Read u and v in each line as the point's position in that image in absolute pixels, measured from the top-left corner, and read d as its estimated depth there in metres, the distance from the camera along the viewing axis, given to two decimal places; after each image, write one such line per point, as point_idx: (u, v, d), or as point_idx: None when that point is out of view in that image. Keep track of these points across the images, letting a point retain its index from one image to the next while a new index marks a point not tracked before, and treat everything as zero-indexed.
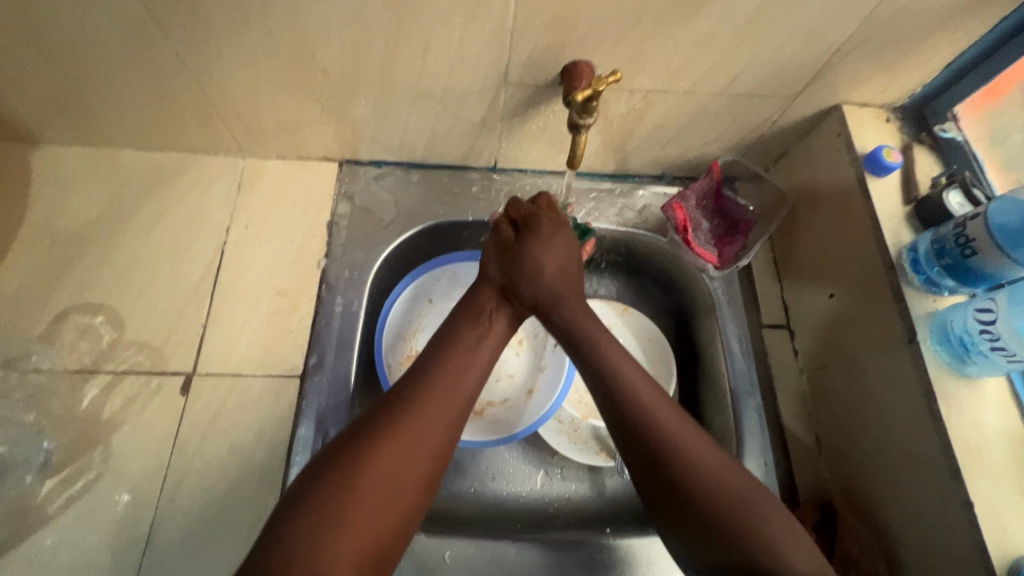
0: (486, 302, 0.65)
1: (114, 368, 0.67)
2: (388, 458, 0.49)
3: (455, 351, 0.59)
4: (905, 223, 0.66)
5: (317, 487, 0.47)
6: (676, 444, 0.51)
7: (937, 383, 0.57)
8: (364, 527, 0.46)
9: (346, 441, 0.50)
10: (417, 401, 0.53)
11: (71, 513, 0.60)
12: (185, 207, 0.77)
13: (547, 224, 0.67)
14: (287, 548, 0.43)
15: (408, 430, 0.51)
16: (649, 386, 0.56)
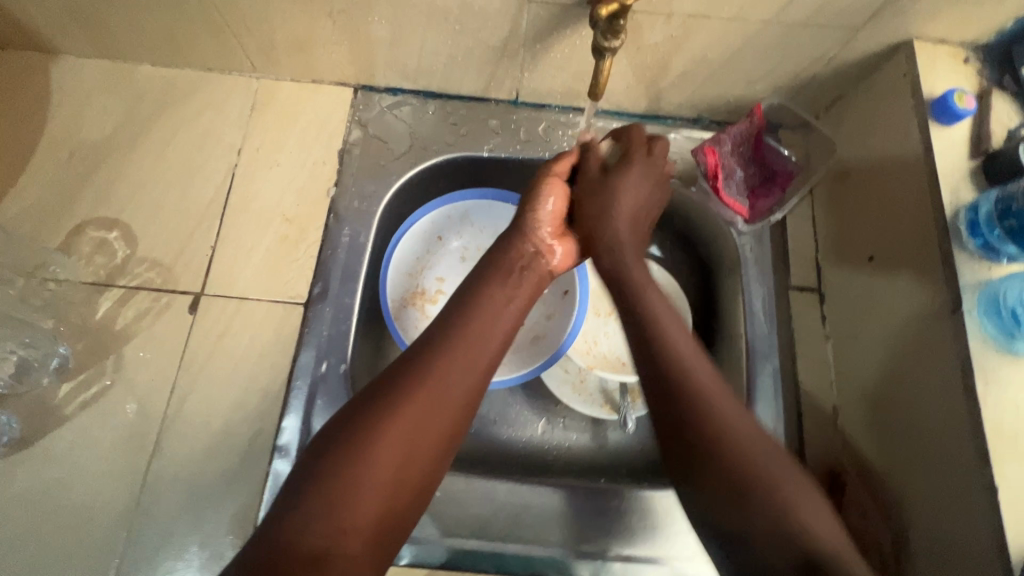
0: (517, 258, 0.62)
1: (126, 283, 0.68)
2: (407, 422, 0.48)
3: (475, 314, 0.56)
4: (968, 179, 0.58)
5: (327, 457, 0.46)
6: (721, 425, 0.50)
7: (976, 359, 0.52)
8: (384, 484, 0.46)
9: (357, 408, 0.49)
10: (431, 371, 0.51)
11: (86, 416, 0.63)
12: (198, 127, 0.76)
13: (641, 163, 0.64)
14: (300, 515, 0.43)
15: (422, 402, 0.49)
16: (686, 338, 0.56)
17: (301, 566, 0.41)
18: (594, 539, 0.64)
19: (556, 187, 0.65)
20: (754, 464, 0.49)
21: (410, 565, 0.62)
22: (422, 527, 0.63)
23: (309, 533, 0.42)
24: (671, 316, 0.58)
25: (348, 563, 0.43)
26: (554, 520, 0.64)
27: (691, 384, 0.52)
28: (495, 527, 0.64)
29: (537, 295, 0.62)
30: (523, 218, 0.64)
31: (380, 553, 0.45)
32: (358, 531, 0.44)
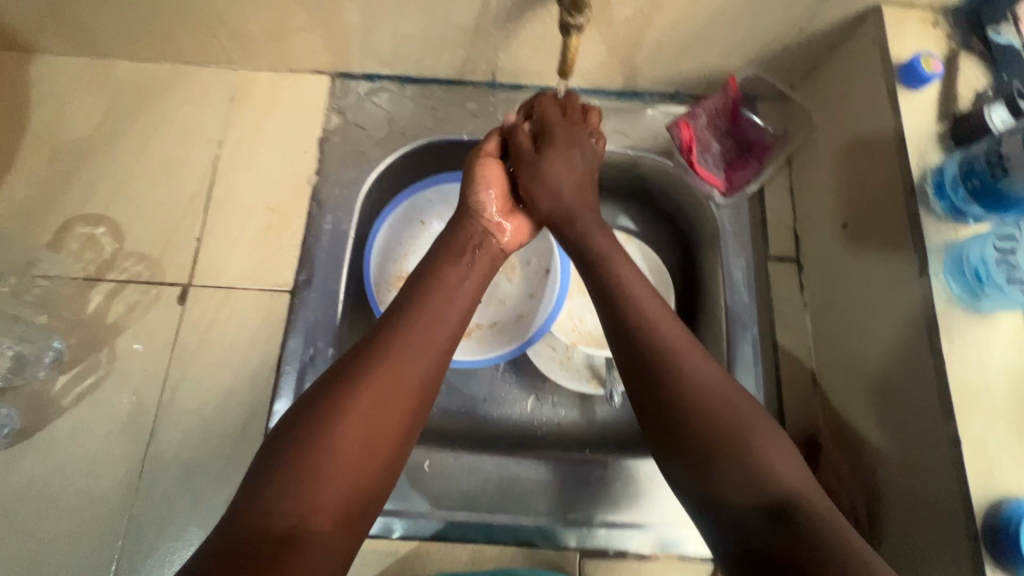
0: (469, 239, 0.64)
1: (116, 277, 0.70)
2: (370, 401, 0.49)
3: (434, 295, 0.57)
4: (935, 142, 0.59)
5: (292, 441, 0.47)
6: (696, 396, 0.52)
7: (941, 319, 0.53)
8: (350, 462, 0.47)
9: (322, 391, 0.50)
10: (389, 354, 0.52)
11: (83, 406, 0.65)
12: (178, 120, 0.77)
13: (564, 136, 0.67)
14: (266, 497, 0.45)
15: (383, 383, 0.50)
16: (657, 308, 0.57)
17: (270, 545, 0.43)
18: (579, 508, 0.66)
19: (494, 178, 0.68)
20: (720, 423, 0.51)
21: (403, 536, 0.64)
22: (412, 500, 0.65)
23: (276, 513, 0.44)
24: (632, 279, 0.59)
25: (317, 537, 0.45)
26: (542, 492, 0.66)
27: (662, 354, 0.53)
28: (483, 500, 0.66)
29: (493, 270, 0.64)
30: (470, 212, 0.66)
31: (351, 529, 0.47)
32: (325, 507, 0.46)
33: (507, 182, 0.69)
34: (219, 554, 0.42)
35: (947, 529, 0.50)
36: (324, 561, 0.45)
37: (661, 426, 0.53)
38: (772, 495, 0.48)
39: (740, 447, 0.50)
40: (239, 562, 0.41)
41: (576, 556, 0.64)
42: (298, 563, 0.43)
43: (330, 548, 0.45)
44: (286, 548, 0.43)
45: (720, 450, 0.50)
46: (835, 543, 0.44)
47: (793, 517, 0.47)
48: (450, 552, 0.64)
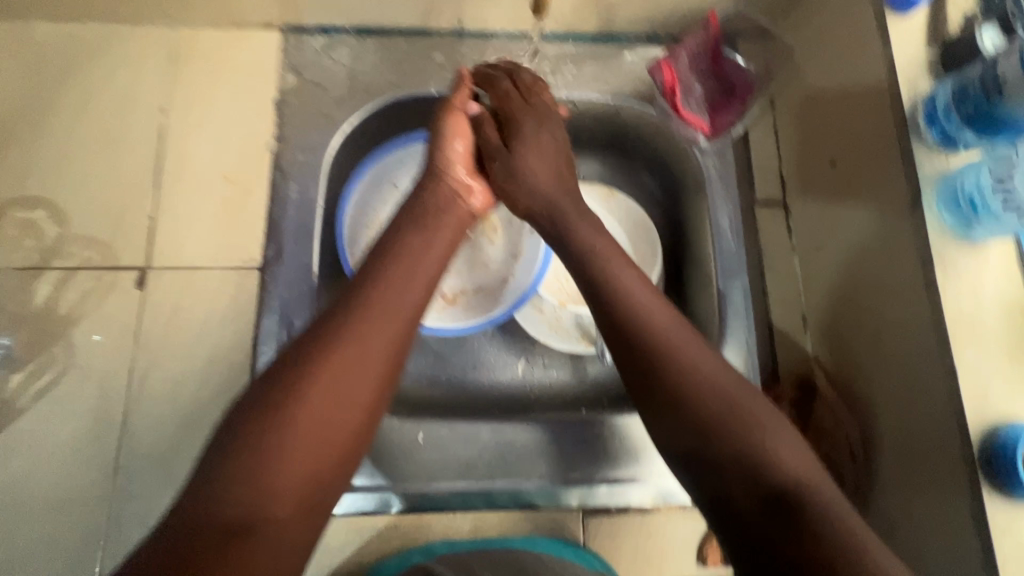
0: (432, 204, 0.61)
1: (63, 264, 0.64)
2: (326, 386, 0.45)
3: (396, 264, 0.53)
4: (926, 70, 0.57)
5: (245, 427, 0.43)
6: (693, 388, 0.48)
7: (936, 251, 0.52)
8: (306, 451, 0.44)
9: (277, 372, 0.46)
10: (348, 330, 0.48)
11: (43, 405, 0.61)
12: (115, 87, 0.69)
13: (530, 121, 0.64)
14: (214, 488, 0.41)
15: (342, 365, 0.46)
16: (650, 296, 0.53)
17: (217, 540, 0.39)
18: (579, 467, 0.65)
19: (462, 131, 0.65)
20: (721, 415, 0.47)
21: (402, 510, 0.63)
22: (408, 475, 0.63)
23: (225, 505, 0.40)
24: (621, 260, 0.56)
25: (269, 530, 0.41)
26: (540, 455, 0.65)
27: (653, 337, 0.51)
28: (481, 468, 0.64)
29: (463, 232, 0.61)
30: (438, 171, 0.64)
31: (307, 520, 0.43)
32: (281, 496, 0.42)
33: (475, 138, 0.66)
34: (162, 551, 0.38)
35: (943, 459, 0.50)
36: (276, 556, 0.41)
37: (654, 407, 0.50)
38: (772, 476, 0.45)
39: (738, 423, 0.47)
40: (180, 559, 0.38)
41: (579, 514, 0.64)
42: (247, 558, 0.40)
43: (289, 538, 0.42)
44: (236, 542, 0.40)
45: (718, 429, 0.47)
46: (839, 538, 0.41)
47: (794, 503, 0.43)
48: (451, 523, 0.63)
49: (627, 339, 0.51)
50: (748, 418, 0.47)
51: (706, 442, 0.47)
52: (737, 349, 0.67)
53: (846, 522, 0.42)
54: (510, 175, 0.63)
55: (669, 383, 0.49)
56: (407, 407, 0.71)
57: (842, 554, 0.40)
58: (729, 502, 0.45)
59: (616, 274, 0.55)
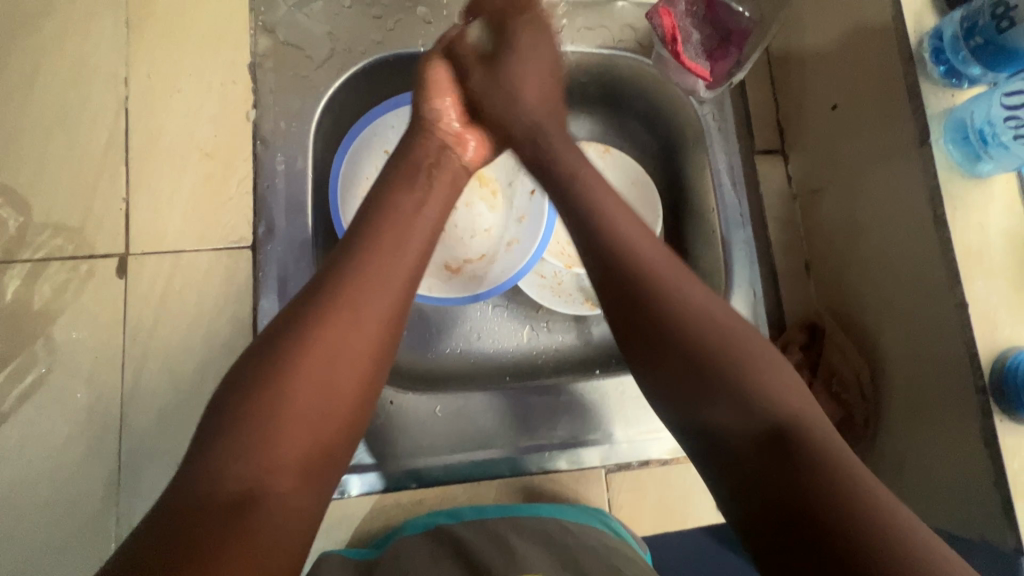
0: (423, 159, 0.57)
1: (31, 255, 0.59)
2: (321, 353, 0.42)
3: (391, 221, 0.50)
4: (930, 3, 0.56)
5: (239, 402, 0.40)
6: (681, 324, 0.47)
7: (945, 188, 0.53)
8: (307, 422, 0.41)
9: (270, 343, 0.43)
10: (342, 294, 0.45)
11: (28, 408, 0.56)
12: (65, 57, 0.63)
13: (524, 38, 0.61)
14: (213, 460, 0.38)
15: (333, 335, 0.43)
16: (639, 231, 0.51)
17: (218, 514, 0.37)
18: (598, 427, 0.65)
19: (445, 83, 0.61)
20: (711, 352, 0.46)
21: (423, 483, 0.62)
22: (428, 452, 0.62)
23: (226, 477, 0.38)
24: (608, 189, 0.54)
25: (274, 505, 0.39)
26: (557, 415, 0.65)
27: (646, 278, 0.49)
28: (501, 436, 0.63)
29: (455, 190, 0.57)
30: (424, 124, 0.60)
31: (313, 489, 0.41)
32: (285, 469, 0.40)
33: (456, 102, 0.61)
34: (161, 528, 0.36)
35: (955, 387, 0.52)
36: (281, 528, 0.39)
37: (646, 352, 0.48)
38: (764, 416, 0.43)
39: (731, 365, 0.45)
40: (177, 537, 0.35)
41: (602, 471, 0.65)
42: (253, 532, 0.37)
43: (295, 511, 0.40)
44: (240, 516, 0.37)
45: (711, 373, 0.45)
46: (835, 474, 0.38)
47: (786, 439, 0.41)
48: (475, 489, 0.63)
49: (616, 278, 0.49)
50: (737, 354, 0.46)
51: (698, 387, 0.45)
52: (743, 298, 0.68)
53: (839, 454, 0.40)
54: (496, 95, 0.61)
55: (658, 321, 0.47)
56: (420, 381, 0.69)
57: (843, 494, 0.37)
58: (724, 450, 0.43)
59: (600, 207, 0.52)
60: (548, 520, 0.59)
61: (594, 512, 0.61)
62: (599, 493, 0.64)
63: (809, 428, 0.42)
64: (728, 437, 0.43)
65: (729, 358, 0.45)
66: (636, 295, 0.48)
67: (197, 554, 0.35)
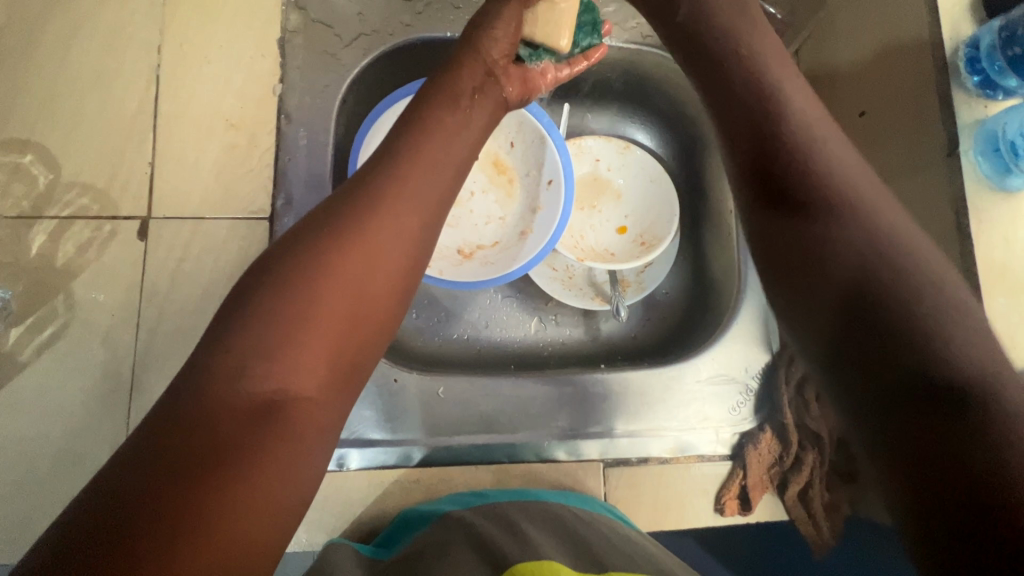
0: (466, 84, 0.56)
1: (58, 213, 0.60)
2: (355, 260, 0.43)
3: (427, 139, 0.50)
4: (969, 12, 0.54)
5: (264, 298, 0.41)
6: (845, 215, 0.41)
7: (971, 202, 0.51)
8: (334, 329, 0.41)
9: (293, 245, 0.43)
10: (377, 206, 0.45)
11: (45, 359, 0.58)
12: (103, 20, 0.64)
13: None
14: (233, 359, 0.39)
15: (357, 259, 0.43)
16: (817, 115, 0.46)
17: (241, 417, 0.37)
18: (600, 420, 0.64)
19: (511, 11, 0.57)
20: (878, 253, 0.39)
21: (421, 462, 0.63)
22: (428, 432, 0.62)
23: (251, 377, 0.38)
24: (789, 65, 0.49)
25: (297, 408, 0.39)
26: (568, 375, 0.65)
27: (813, 170, 0.43)
28: (503, 421, 0.63)
29: (492, 125, 0.57)
30: (476, 41, 0.57)
31: (339, 397, 0.41)
32: (310, 371, 0.40)
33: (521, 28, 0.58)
34: (183, 414, 0.36)
35: None
36: (301, 432, 0.39)
37: (800, 277, 0.41)
38: (941, 371, 0.34)
39: (907, 295, 0.37)
40: (199, 428, 0.36)
41: (600, 465, 0.65)
42: (278, 437, 0.37)
43: (318, 415, 0.40)
44: (264, 417, 0.38)
45: (889, 312, 0.36)
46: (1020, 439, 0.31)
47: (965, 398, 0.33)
48: (473, 474, 0.64)
49: (775, 155, 0.44)
50: (919, 271, 0.38)
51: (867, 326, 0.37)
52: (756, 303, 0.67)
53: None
54: None
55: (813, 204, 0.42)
56: (423, 365, 0.69)
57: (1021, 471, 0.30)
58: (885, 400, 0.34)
59: (775, 87, 0.47)
60: (557, 504, 0.59)
61: (591, 498, 0.62)
62: (596, 486, 0.65)
63: (1013, 407, 0.32)
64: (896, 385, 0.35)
65: (901, 267, 0.38)
66: (791, 177, 0.43)
67: (221, 452, 0.35)
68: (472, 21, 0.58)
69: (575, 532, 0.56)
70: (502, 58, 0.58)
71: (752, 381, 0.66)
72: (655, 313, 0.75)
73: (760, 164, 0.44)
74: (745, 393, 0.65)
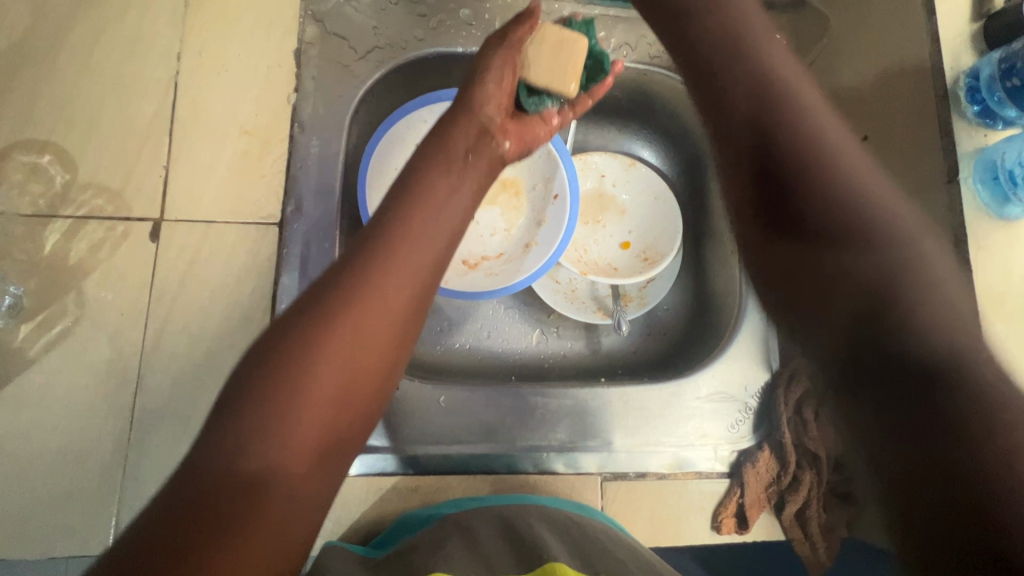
0: (461, 141, 0.56)
1: (73, 213, 0.62)
2: (350, 333, 0.43)
3: (423, 195, 0.51)
4: (968, 45, 0.57)
5: (262, 375, 0.41)
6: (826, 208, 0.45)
7: (968, 229, 0.53)
8: (327, 403, 0.41)
9: (295, 317, 0.44)
10: (373, 275, 0.45)
11: (52, 356, 0.59)
12: (125, 28, 0.66)
13: None
14: (231, 436, 0.39)
15: (354, 330, 0.43)
16: (816, 118, 0.48)
17: (232, 495, 0.37)
18: (597, 435, 0.65)
19: (503, 66, 0.57)
20: (845, 248, 0.43)
21: (419, 471, 0.63)
22: (428, 440, 0.63)
23: (245, 455, 0.38)
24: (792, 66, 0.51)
25: (288, 484, 0.39)
26: (566, 393, 0.65)
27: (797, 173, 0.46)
28: (503, 432, 0.64)
29: (490, 180, 0.57)
30: (471, 99, 0.57)
31: (329, 470, 0.42)
32: (303, 447, 0.40)
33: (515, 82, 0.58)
34: (181, 496, 0.36)
35: None
36: (292, 508, 0.39)
37: (812, 300, 0.44)
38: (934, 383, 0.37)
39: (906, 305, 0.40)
40: (196, 509, 0.36)
41: (598, 479, 0.65)
42: (267, 517, 0.38)
43: (309, 489, 0.40)
44: (255, 496, 0.37)
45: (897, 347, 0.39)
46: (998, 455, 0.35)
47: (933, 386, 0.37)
48: (472, 482, 0.64)
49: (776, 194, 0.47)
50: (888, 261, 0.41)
51: (878, 343, 0.39)
52: (756, 320, 0.68)
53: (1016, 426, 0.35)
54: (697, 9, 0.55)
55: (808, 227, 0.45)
56: (425, 373, 0.69)
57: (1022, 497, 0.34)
58: (924, 427, 0.37)
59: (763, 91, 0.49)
60: (554, 507, 0.60)
61: (570, 500, 0.63)
62: (594, 498, 0.65)
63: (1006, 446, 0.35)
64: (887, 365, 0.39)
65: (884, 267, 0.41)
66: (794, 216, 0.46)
67: (218, 530, 0.36)
68: (464, 80, 0.58)
69: (571, 531, 0.57)
70: (497, 114, 0.58)
71: (751, 399, 0.66)
72: (655, 329, 0.76)
73: (771, 194, 0.47)
74: (743, 410, 0.66)
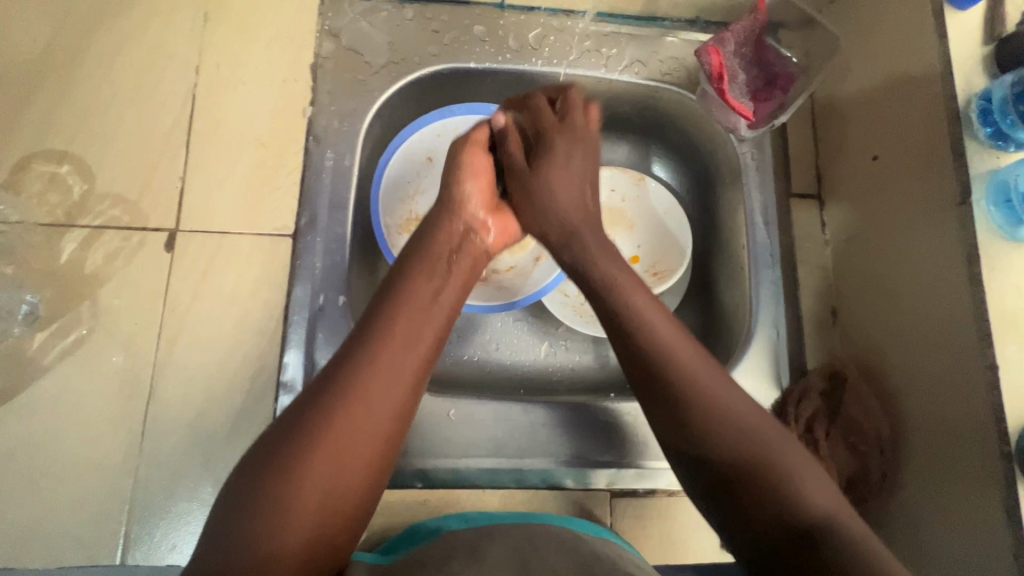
0: (446, 242, 0.55)
1: (90, 222, 0.62)
2: (336, 439, 0.43)
3: (417, 274, 0.52)
4: (980, 68, 0.56)
5: (261, 473, 0.42)
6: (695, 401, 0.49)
7: (982, 249, 0.52)
8: (315, 506, 0.42)
9: (293, 415, 0.45)
10: (362, 375, 0.45)
11: (66, 365, 0.59)
12: (145, 41, 0.67)
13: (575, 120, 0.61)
14: (240, 528, 0.40)
15: (344, 434, 0.43)
16: (661, 320, 0.52)
17: None
18: (607, 452, 0.64)
19: (478, 168, 0.59)
20: (722, 435, 0.47)
21: (428, 484, 0.63)
22: (437, 453, 0.63)
23: (241, 554, 0.39)
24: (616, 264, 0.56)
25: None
26: (575, 411, 0.65)
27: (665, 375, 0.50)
28: (511, 448, 0.64)
29: (476, 276, 0.56)
30: (450, 202, 0.57)
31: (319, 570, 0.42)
32: (293, 548, 0.40)
33: (490, 179, 0.60)
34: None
35: (979, 453, 0.52)
36: None
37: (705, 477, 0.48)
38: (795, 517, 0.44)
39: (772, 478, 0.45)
40: None
41: (607, 495, 0.65)
42: None
43: None
44: None
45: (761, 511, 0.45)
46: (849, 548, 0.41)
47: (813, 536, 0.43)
48: (480, 496, 0.64)
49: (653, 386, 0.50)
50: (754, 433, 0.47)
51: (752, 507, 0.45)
52: (765, 336, 0.68)
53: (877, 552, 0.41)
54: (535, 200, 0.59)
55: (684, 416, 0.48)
56: (434, 385, 0.69)
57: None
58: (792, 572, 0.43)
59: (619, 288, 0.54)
60: (557, 527, 0.59)
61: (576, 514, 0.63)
62: (603, 515, 0.64)
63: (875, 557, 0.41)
64: (763, 544, 0.44)
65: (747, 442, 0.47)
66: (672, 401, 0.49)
67: None
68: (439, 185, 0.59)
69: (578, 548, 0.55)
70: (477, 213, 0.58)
71: None
72: None
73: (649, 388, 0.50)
74: None
